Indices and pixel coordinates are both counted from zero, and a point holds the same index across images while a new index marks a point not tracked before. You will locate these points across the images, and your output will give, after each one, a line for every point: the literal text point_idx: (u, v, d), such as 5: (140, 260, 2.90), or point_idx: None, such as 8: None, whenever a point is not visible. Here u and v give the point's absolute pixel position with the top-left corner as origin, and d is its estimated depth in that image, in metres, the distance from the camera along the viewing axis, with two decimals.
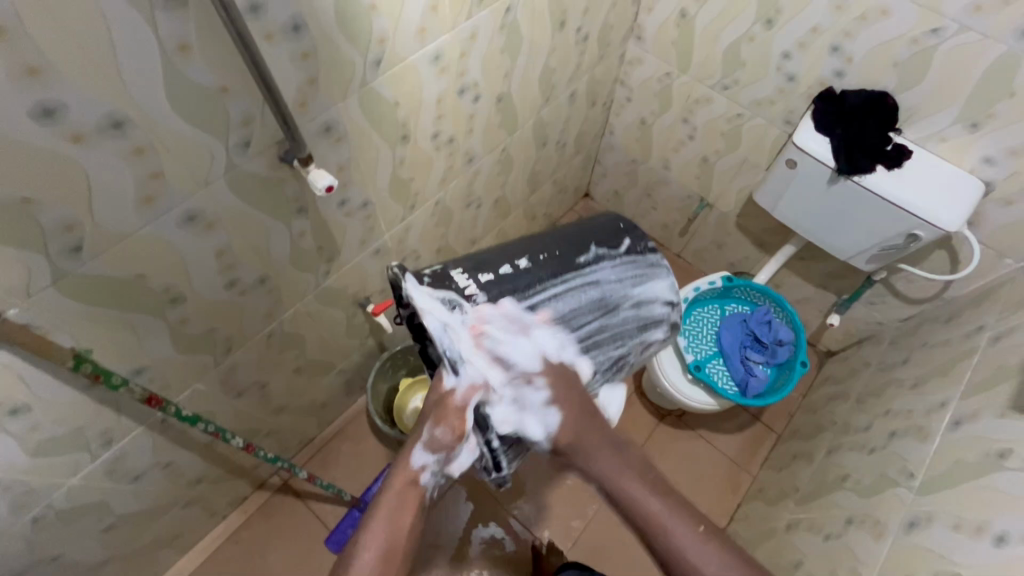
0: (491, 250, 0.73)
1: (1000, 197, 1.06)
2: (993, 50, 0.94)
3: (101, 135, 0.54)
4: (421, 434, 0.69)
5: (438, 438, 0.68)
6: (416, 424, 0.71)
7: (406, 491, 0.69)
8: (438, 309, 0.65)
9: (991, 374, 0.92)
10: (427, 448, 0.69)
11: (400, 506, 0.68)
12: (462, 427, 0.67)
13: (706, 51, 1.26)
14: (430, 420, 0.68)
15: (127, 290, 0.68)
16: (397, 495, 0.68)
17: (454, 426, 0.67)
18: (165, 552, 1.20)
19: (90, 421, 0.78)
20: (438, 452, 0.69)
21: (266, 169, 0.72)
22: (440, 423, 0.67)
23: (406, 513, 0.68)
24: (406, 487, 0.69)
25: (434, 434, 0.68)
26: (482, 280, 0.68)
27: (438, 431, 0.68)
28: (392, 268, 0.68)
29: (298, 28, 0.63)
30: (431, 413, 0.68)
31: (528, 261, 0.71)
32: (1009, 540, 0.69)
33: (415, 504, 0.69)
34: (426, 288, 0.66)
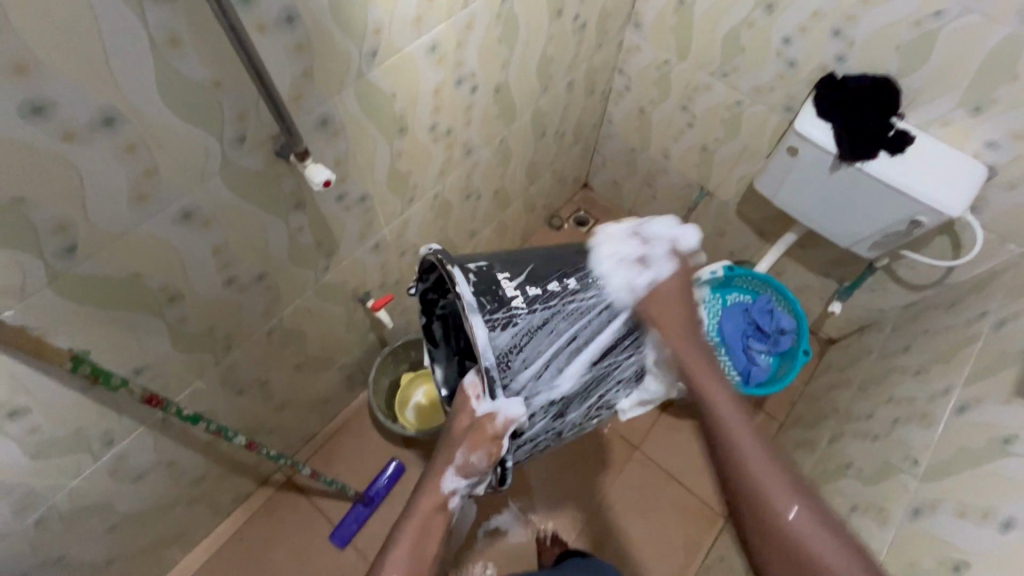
0: (538, 258, 0.72)
1: (1003, 181, 1.05)
2: (997, 32, 0.92)
3: (92, 133, 0.53)
4: (452, 457, 0.67)
5: (471, 465, 0.67)
6: (446, 446, 0.68)
7: (432, 517, 0.67)
8: (483, 317, 0.64)
9: (994, 360, 0.92)
10: (459, 474, 0.67)
11: (425, 531, 0.67)
12: (496, 454, 0.66)
13: (705, 38, 1.25)
14: (463, 445, 0.66)
15: (124, 289, 0.67)
16: (420, 522, 0.67)
17: (488, 452, 0.65)
18: (171, 550, 1.20)
19: (91, 422, 0.77)
20: (470, 478, 0.68)
21: (262, 165, 0.71)
22: (474, 449, 0.66)
23: (430, 540, 0.67)
24: (433, 512, 0.68)
25: (466, 460, 0.67)
26: (529, 294, 0.67)
27: (473, 457, 0.66)
28: (436, 253, 0.68)
29: (290, 19, 0.61)
30: (466, 439, 0.66)
31: (571, 275, 0.70)
32: (1014, 526, 0.69)
33: (440, 530, 0.68)
34: (473, 288, 0.66)
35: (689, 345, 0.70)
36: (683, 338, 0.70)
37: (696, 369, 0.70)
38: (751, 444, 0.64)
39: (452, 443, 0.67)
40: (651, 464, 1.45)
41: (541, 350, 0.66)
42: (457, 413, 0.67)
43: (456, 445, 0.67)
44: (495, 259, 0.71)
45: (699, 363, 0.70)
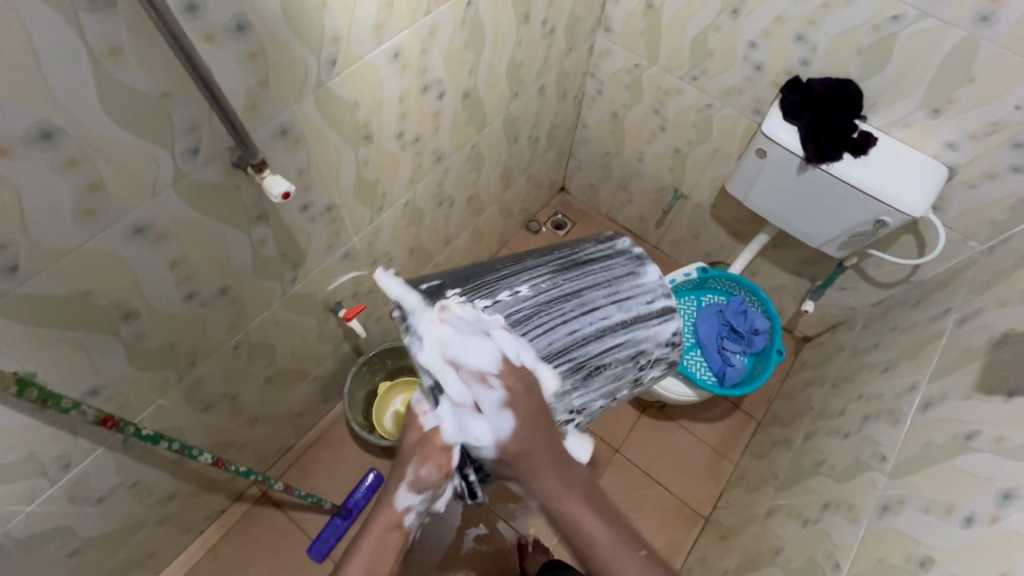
0: (488, 272, 0.74)
1: (963, 180, 1.08)
2: (952, 36, 0.94)
3: (29, 147, 0.50)
4: (405, 473, 0.66)
5: (421, 478, 0.66)
6: (399, 462, 0.68)
7: (385, 534, 0.66)
8: (429, 330, 0.66)
9: (957, 356, 0.94)
10: (412, 489, 0.66)
11: (379, 550, 0.66)
12: (448, 465, 0.66)
13: (674, 42, 1.26)
14: (414, 459, 0.66)
15: (73, 308, 0.64)
16: (376, 538, 0.66)
17: (440, 464, 0.65)
18: (140, 572, 1.17)
19: (44, 445, 0.74)
20: (423, 493, 0.66)
21: (219, 176, 0.69)
22: (425, 462, 0.66)
23: (386, 558, 0.65)
24: (389, 529, 0.66)
25: (416, 475, 0.66)
26: (479, 305, 0.69)
27: (423, 471, 0.66)
28: (387, 276, 0.71)
29: (241, 27, 0.59)
30: (415, 452, 0.66)
31: (533, 284, 0.73)
32: (977, 521, 0.70)
33: (396, 549, 0.66)
34: (420, 303, 0.68)
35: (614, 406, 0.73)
36: (615, 406, 0.73)
37: (618, 430, 0.73)
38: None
39: (404, 459, 0.67)
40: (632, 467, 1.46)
41: (491, 357, 0.66)
42: (409, 426, 0.68)
43: (408, 461, 0.66)
44: (448, 276, 0.73)
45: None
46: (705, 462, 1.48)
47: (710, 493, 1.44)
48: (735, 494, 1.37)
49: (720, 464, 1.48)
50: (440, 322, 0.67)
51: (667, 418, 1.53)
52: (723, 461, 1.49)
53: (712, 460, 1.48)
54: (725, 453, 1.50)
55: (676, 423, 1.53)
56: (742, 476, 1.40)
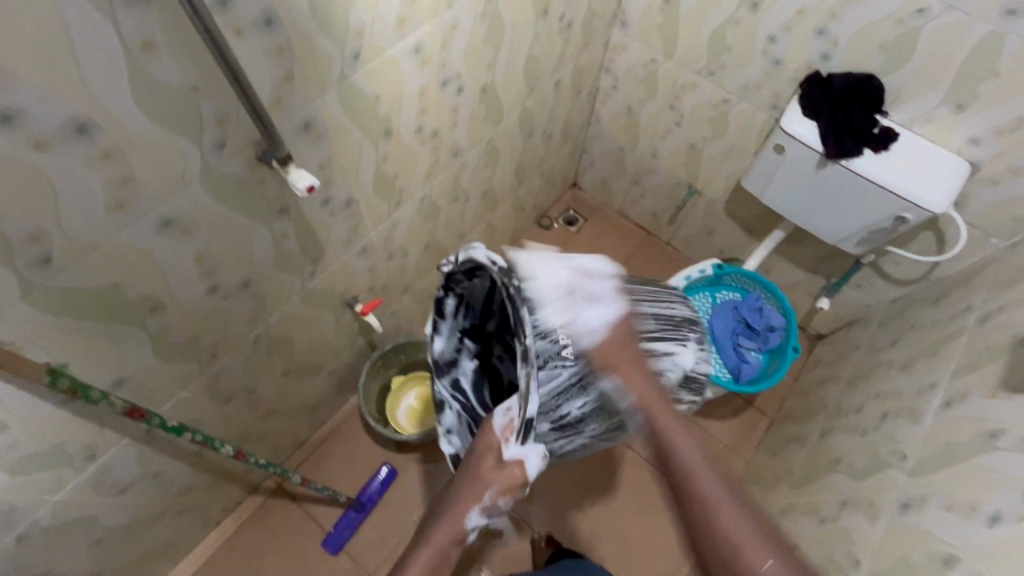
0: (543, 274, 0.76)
1: (986, 176, 1.06)
2: (977, 29, 0.93)
3: (64, 140, 0.51)
4: (478, 497, 0.67)
5: (491, 504, 0.67)
6: (472, 480, 0.67)
7: (448, 538, 0.66)
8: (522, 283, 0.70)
9: (980, 354, 0.93)
10: (483, 511, 0.67)
11: (442, 549, 0.66)
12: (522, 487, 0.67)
13: (691, 37, 1.25)
14: (490, 488, 0.66)
15: (101, 300, 0.65)
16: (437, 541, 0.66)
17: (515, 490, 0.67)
18: (159, 562, 1.18)
19: (72, 436, 0.76)
20: (492, 515, 0.68)
21: (244, 170, 0.70)
22: (502, 493, 0.66)
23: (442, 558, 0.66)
24: (450, 545, 0.66)
25: (490, 502, 0.67)
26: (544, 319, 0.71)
27: (501, 499, 0.67)
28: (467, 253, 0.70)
29: (270, 22, 0.60)
30: (494, 484, 0.66)
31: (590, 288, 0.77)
32: (1003, 519, 0.70)
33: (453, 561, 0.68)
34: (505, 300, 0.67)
35: (643, 380, 0.74)
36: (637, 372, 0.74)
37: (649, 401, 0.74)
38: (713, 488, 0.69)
39: (479, 482, 0.66)
40: (645, 464, 1.45)
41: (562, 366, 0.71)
42: (480, 454, 0.67)
43: (484, 487, 0.66)
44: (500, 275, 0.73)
45: (652, 394, 0.74)
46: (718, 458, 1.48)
47: None
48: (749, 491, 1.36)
49: (733, 460, 1.48)
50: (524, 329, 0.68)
51: None
52: (736, 457, 1.48)
53: (725, 457, 1.48)
54: (737, 449, 1.50)
55: (688, 420, 1.52)
56: (756, 473, 1.40)
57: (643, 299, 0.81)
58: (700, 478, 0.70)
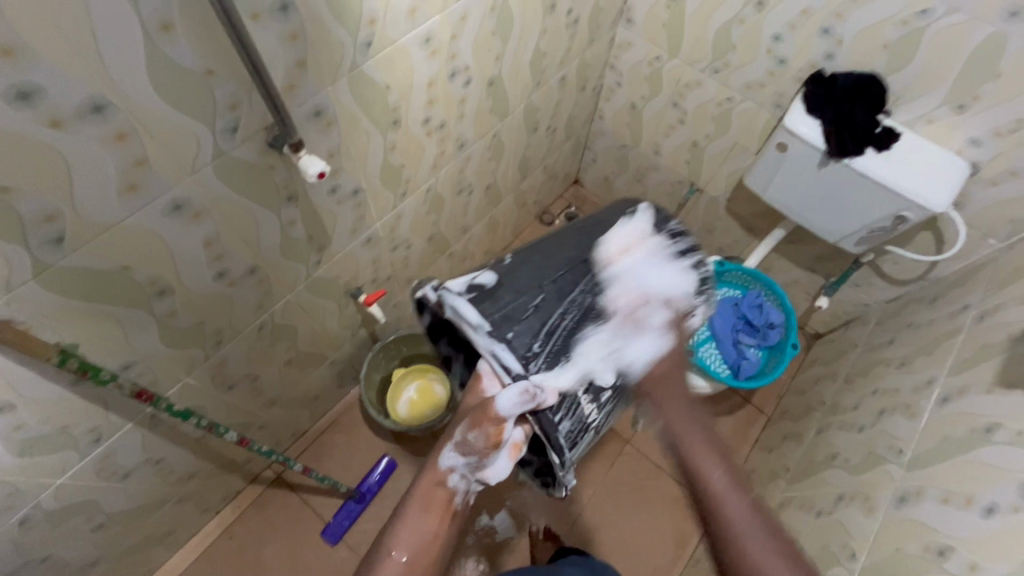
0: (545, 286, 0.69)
1: (985, 177, 1.08)
2: (981, 31, 0.94)
3: (80, 120, 0.51)
4: (452, 433, 0.70)
5: (467, 440, 0.68)
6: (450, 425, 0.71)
7: (431, 490, 0.69)
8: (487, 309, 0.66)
9: (976, 352, 0.95)
10: (457, 450, 0.69)
11: (426, 507, 0.68)
12: (496, 435, 0.66)
13: (697, 34, 1.26)
14: (464, 421, 0.69)
15: (111, 282, 0.65)
16: (422, 498, 0.69)
17: (488, 432, 0.66)
18: (158, 549, 1.19)
19: (77, 419, 0.76)
20: (468, 455, 0.68)
21: (255, 156, 0.70)
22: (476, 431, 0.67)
23: (434, 512, 0.68)
24: (433, 487, 0.69)
25: (466, 437, 0.68)
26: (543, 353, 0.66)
27: (471, 435, 0.68)
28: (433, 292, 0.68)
29: (284, 7, 0.60)
30: (468, 415, 0.68)
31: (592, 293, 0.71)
32: (997, 511, 0.71)
33: (439, 508, 0.68)
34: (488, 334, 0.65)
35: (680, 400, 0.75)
36: (676, 399, 0.75)
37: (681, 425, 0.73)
38: (738, 510, 0.66)
39: (457, 418, 0.70)
40: (644, 459, 1.46)
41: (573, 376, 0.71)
42: (469, 390, 0.70)
43: (457, 421, 0.69)
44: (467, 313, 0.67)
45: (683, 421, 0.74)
46: None
47: None
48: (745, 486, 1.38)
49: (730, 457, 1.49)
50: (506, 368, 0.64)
51: None
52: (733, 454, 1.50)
53: None
54: (734, 446, 1.51)
55: None
56: (752, 469, 1.41)
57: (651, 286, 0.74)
58: (726, 504, 0.67)
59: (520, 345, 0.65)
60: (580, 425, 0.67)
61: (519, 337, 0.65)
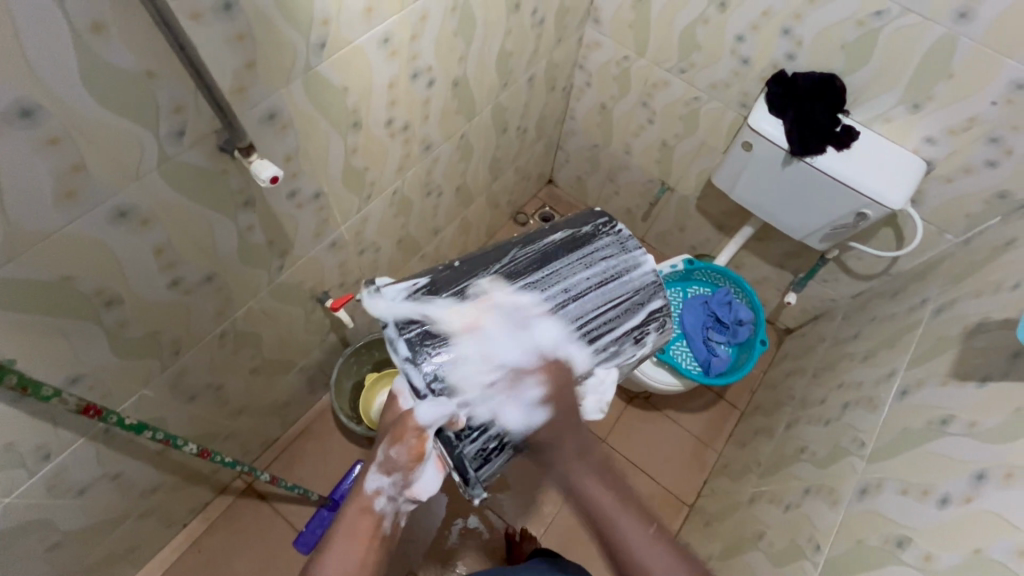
0: (470, 292, 0.72)
1: (941, 174, 1.11)
2: (933, 32, 0.97)
3: (7, 125, 0.49)
4: (377, 453, 0.68)
5: (392, 458, 0.66)
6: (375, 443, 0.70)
7: (358, 517, 0.67)
8: (421, 313, 0.69)
9: (933, 345, 0.97)
10: (381, 469, 0.67)
11: (352, 533, 0.66)
12: (419, 446, 0.65)
13: (662, 35, 1.26)
14: (387, 438, 0.67)
15: (53, 294, 0.63)
16: (347, 526, 0.67)
17: (410, 444, 0.65)
18: (122, 565, 1.15)
19: (22, 435, 0.73)
20: (392, 474, 0.66)
21: (205, 160, 0.68)
22: (395, 442, 0.66)
23: (357, 542, 0.66)
24: (360, 513, 0.67)
25: (389, 454, 0.66)
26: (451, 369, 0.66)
27: (394, 450, 0.66)
28: (367, 286, 0.73)
29: (229, 7, 0.58)
30: (388, 432, 0.67)
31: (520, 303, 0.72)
32: (951, 501, 0.73)
33: (366, 534, 0.66)
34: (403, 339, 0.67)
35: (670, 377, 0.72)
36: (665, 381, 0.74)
37: None
38: None
39: (380, 437, 0.69)
40: (619, 458, 1.48)
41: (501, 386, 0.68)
42: (388, 408, 0.70)
43: (379, 440, 0.68)
44: (392, 317, 0.70)
45: None
46: (690, 451, 1.51)
47: (695, 482, 1.47)
48: (719, 482, 1.39)
49: (704, 453, 1.51)
50: (416, 380, 0.66)
51: (653, 408, 1.55)
52: (707, 450, 1.51)
53: (697, 449, 1.51)
54: (709, 442, 1.52)
55: (662, 414, 1.55)
56: (725, 464, 1.43)
57: (582, 290, 0.74)
58: None
59: (437, 350, 0.67)
60: (493, 446, 0.67)
61: (437, 342, 0.67)
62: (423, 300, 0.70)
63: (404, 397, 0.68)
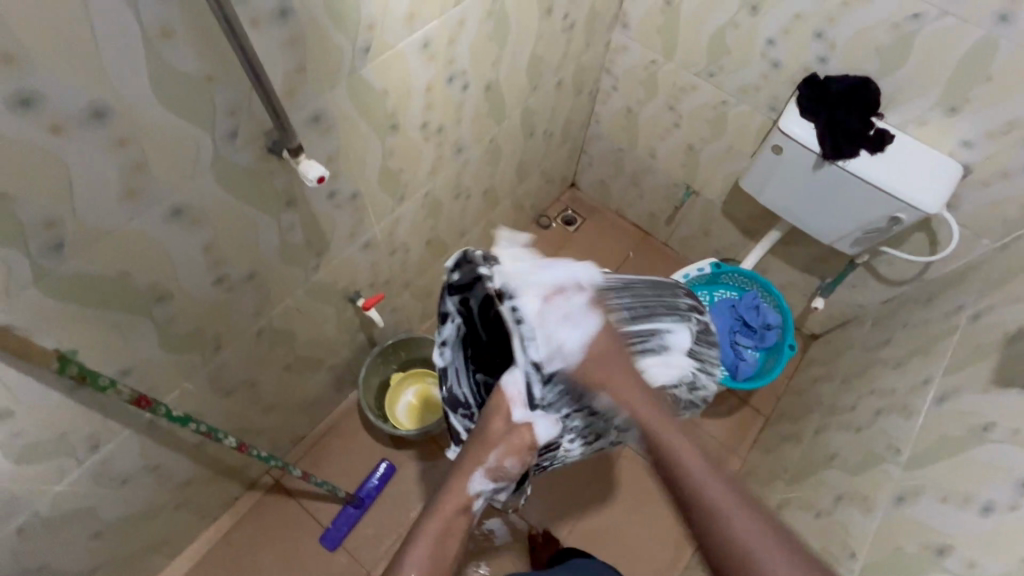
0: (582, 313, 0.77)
1: (978, 178, 1.09)
2: (972, 35, 0.96)
3: (80, 125, 0.51)
4: (484, 458, 0.75)
5: (501, 466, 0.75)
6: (478, 448, 0.75)
7: (454, 516, 0.69)
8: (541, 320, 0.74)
9: (971, 351, 0.96)
10: (488, 475, 0.74)
11: (447, 532, 0.68)
12: (528, 458, 0.77)
13: (692, 39, 1.27)
14: (499, 448, 0.75)
15: (111, 288, 0.65)
16: (443, 523, 0.68)
17: (523, 458, 0.76)
18: (155, 557, 1.18)
19: (75, 425, 0.75)
20: (498, 480, 0.75)
21: (255, 161, 0.70)
22: (508, 454, 0.75)
23: (451, 540, 0.67)
24: (455, 513, 0.69)
25: (500, 463, 0.75)
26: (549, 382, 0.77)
27: (506, 461, 0.75)
28: (474, 255, 0.74)
29: (284, 13, 0.60)
30: (502, 443, 0.75)
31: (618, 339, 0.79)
32: (995, 508, 0.71)
33: (459, 532, 0.69)
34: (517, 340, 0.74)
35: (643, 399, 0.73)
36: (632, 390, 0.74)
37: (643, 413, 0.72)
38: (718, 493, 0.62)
39: (487, 444, 0.75)
40: (640, 460, 1.47)
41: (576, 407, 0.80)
42: (490, 416, 0.76)
43: (491, 448, 0.75)
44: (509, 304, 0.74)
45: (653, 414, 0.72)
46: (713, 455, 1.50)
47: None
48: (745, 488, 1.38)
49: (728, 458, 1.50)
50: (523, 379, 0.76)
51: None
52: (731, 455, 1.50)
53: (720, 454, 1.49)
54: (733, 447, 1.51)
55: None
56: (751, 470, 1.42)
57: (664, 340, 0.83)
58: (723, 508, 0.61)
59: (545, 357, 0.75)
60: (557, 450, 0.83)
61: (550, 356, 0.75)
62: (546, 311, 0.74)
63: (515, 405, 0.77)
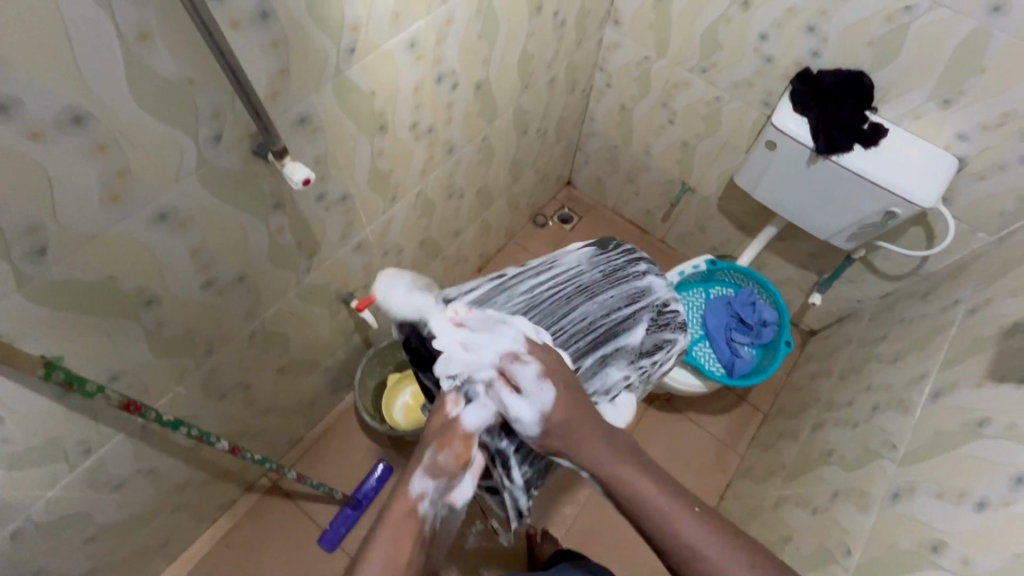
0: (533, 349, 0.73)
1: (974, 171, 1.08)
2: (965, 26, 0.95)
3: (60, 132, 0.51)
4: (422, 456, 0.64)
5: (438, 461, 0.63)
6: (415, 449, 0.65)
7: (401, 522, 0.60)
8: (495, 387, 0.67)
9: (967, 345, 0.95)
10: (427, 473, 0.63)
11: (397, 538, 0.59)
12: (467, 452, 0.65)
13: (684, 35, 1.26)
14: (433, 443, 0.64)
15: (98, 293, 0.65)
16: (391, 526, 0.60)
17: (459, 450, 0.64)
18: (154, 560, 1.18)
19: (66, 430, 0.75)
20: (439, 478, 0.63)
21: (239, 163, 0.70)
22: (444, 447, 0.64)
23: (404, 545, 0.59)
24: (403, 517, 0.60)
25: (436, 458, 0.63)
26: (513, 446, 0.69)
27: (441, 456, 0.63)
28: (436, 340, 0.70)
29: (265, 14, 0.60)
30: (436, 436, 0.64)
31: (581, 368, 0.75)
32: (990, 505, 0.71)
33: (412, 539, 0.60)
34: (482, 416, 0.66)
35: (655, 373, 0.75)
36: (649, 364, 0.75)
37: None
38: None
39: (425, 441, 0.65)
40: None
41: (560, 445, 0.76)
42: (435, 410, 0.66)
43: (425, 444, 0.65)
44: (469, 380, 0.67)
45: None
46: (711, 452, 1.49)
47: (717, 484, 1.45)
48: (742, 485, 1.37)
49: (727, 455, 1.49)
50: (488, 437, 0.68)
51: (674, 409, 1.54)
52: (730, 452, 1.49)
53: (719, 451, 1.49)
54: (732, 444, 1.51)
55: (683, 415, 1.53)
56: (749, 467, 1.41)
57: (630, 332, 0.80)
58: None
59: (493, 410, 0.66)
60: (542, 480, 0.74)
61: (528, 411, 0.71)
62: (540, 462, 0.73)
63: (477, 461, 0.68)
